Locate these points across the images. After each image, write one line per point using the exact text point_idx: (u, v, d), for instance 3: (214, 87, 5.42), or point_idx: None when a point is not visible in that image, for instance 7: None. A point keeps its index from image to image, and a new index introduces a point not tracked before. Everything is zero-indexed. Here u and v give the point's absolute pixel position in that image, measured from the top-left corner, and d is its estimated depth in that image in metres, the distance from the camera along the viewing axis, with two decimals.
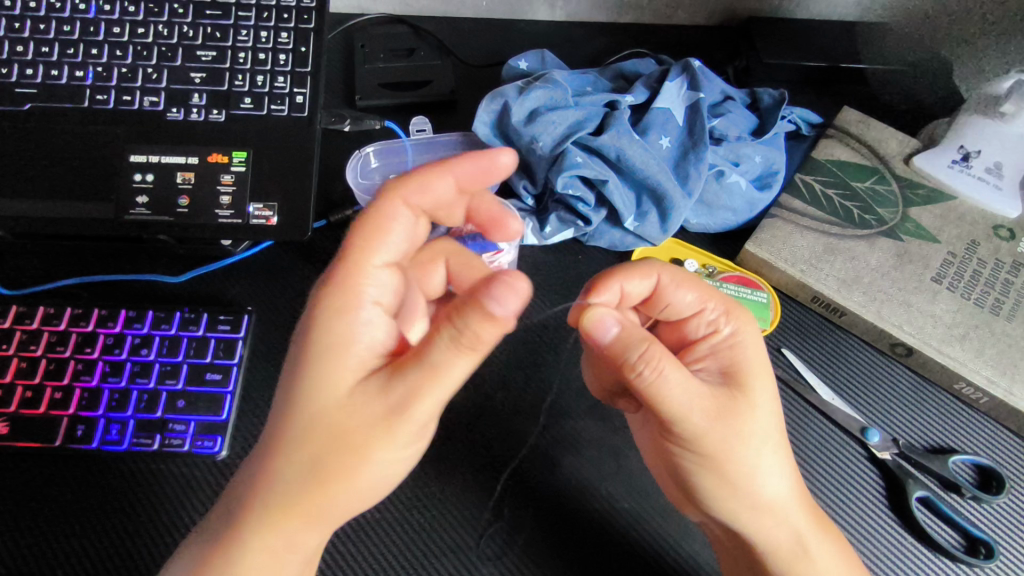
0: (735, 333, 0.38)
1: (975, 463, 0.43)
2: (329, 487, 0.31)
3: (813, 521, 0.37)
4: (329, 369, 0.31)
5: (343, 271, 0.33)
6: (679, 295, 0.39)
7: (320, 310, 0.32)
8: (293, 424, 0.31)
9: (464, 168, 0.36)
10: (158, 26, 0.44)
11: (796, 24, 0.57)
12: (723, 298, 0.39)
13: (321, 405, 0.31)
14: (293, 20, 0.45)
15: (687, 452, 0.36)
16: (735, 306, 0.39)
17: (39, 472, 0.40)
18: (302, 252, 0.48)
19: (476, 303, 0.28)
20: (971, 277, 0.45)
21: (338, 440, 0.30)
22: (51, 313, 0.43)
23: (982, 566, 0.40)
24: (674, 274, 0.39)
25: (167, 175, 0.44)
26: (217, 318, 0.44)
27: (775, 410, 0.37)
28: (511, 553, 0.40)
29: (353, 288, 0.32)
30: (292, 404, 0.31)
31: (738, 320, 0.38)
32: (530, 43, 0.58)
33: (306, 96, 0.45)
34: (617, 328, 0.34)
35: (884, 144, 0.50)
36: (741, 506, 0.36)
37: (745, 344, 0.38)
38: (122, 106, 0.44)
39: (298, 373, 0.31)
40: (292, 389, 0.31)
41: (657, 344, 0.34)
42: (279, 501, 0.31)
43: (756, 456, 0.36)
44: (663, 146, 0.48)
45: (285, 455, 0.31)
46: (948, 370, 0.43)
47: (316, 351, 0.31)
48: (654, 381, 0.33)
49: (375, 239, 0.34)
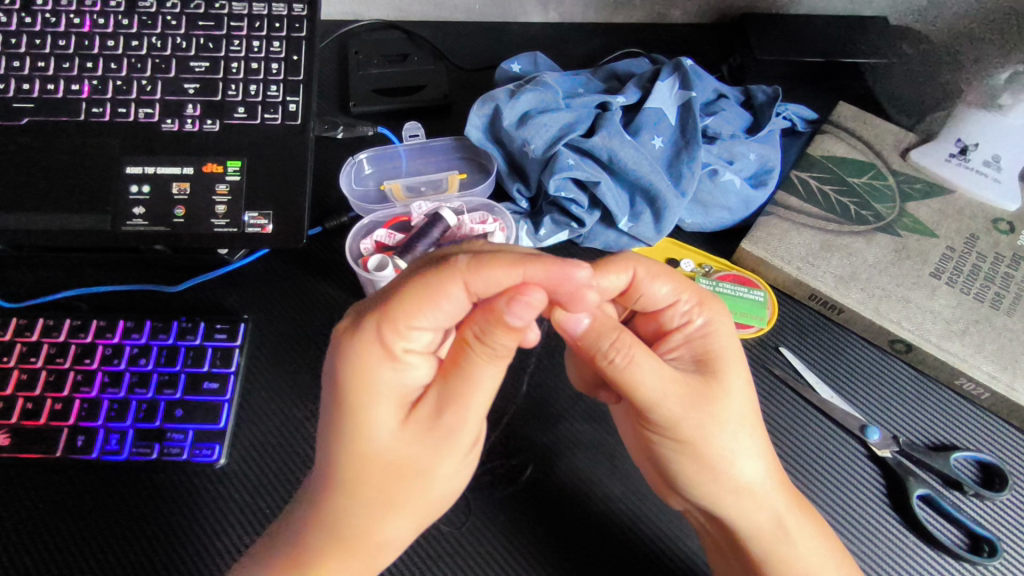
0: (708, 323, 0.38)
1: (978, 460, 0.42)
2: (391, 514, 0.32)
3: (792, 503, 0.37)
4: (370, 416, 0.30)
5: (373, 329, 0.30)
6: (655, 290, 0.38)
7: (346, 364, 0.31)
8: (347, 469, 0.31)
9: (536, 268, 0.31)
10: (152, 38, 0.44)
11: (791, 18, 0.57)
12: (697, 290, 0.39)
13: (367, 449, 0.31)
14: (285, 29, 0.45)
15: (664, 439, 0.36)
16: (709, 297, 0.39)
17: (40, 481, 0.40)
18: (299, 260, 0.49)
19: (499, 321, 0.29)
20: (970, 271, 0.44)
21: (393, 471, 0.31)
22: (51, 325, 0.43)
23: (985, 564, 0.40)
24: (652, 267, 0.37)
25: (162, 186, 0.44)
26: (214, 327, 0.44)
27: (749, 396, 0.37)
28: (509, 558, 0.39)
29: (383, 343, 0.30)
30: (341, 451, 0.31)
31: (709, 310, 0.39)
32: (523, 44, 0.58)
33: (299, 104, 0.45)
34: (589, 320, 0.34)
35: (881, 139, 0.50)
36: (721, 491, 0.36)
37: (718, 333, 0.38)
38: (117, 118, 0.44)
39: (339, 418, 0.31)
40: (338, 435, 0.31)
41: (628, 332, 0.34)
42: (352, 535, 0.32)
43: (733, 440, 0.36)
44: (657, 146, 0.48)
45: (346, 495, 0.31)
46: (949, 366, 0.43)
47: (356, 399, 0.30)
48: (627, 368, 0.33)
49: (409, 301, 0.30)
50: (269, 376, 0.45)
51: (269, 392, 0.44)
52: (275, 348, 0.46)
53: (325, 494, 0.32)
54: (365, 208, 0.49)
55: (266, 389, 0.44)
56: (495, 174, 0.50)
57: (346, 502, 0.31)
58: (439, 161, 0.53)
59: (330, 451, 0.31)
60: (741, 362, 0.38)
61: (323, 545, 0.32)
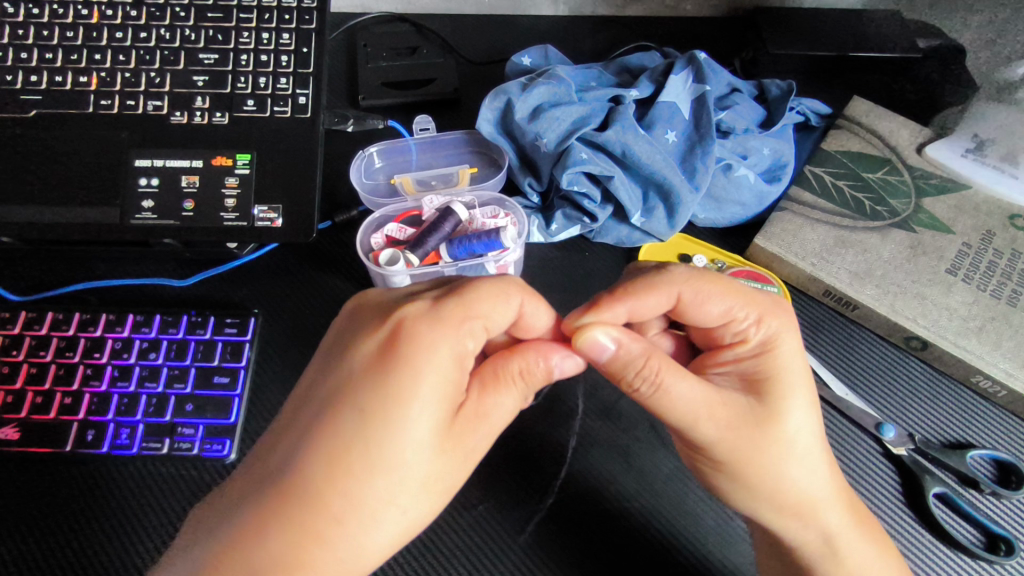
0: (770, 340, 0.36)
1: (995, 459, 0.42)
2: (389, 529, 0.29)
3: (852, 522, 0.36)
4: (413, 415, 0.29)
5: (453, 317, 0.32)
6: (702, 309, 0.37)
7: (413, 346, 0.30)
8: (359, 459, 0.28)
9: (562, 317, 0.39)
10: (160, 30, 0.44)
11: (803, 12, 0.56)
12: (758, 305, 0.37)
13: (394, 448, 0.29)
14: (294, 21, 0.45)
15: (703, 456, 0.36)
16: (769, 312, 0.37)
17: (49, 476, 0.40)
18: (308, 254, 0.48)
19: (548, 370, 0.34)
20: (987, 268, 0.44)
21: (412, 485, 0.29)
22: (60, 319, 0.43)
23: (1003, 563, 0.39)
24: (698, 289, 0.37)
25: (172, 179, 0.44)
26: (224, 321, 0.44)
27: (814, 414, 0.36)
28: (521, 558, 0.39)
29: (452, 336, 0.31)
30: (367, 436, 0.29)
31: (772, 326, 0.36)
32: (533, 37, 0.58)
33: (309, 96, 0.45)
34: (614, 347, 0.34)
35: (897, 134, 0.49)
36: (778, 509, 0.35)
37: (779, 354, 0.36)
38: (126, 110, 0.44)
39: (386, 412, 0.29)
40: (375, 431, 0.29)
41: (656, 357, 0.33)
42: (329, 537, 0.29)
43: (782, 465, 0.34)
44: (670, 140, 0.48)
45: (355, 500, 0.29)
46: (964, 363, 0.42)
47: (405, 391, 0.29)
48: (653, 395, 0.34)
49: (484, 300, 0.33)
50: (280, 370, 0.44)
51: (279, 385, 0.44)
52: (285, 342, 0.45)
53: (317, 482, 0.28)
54: (375, 203, 0.49)
55: (277, 383, 0.44)
56: (506, 168, 0.50)
57: (343, 497, 0.29)
58: (449, 156, 0.53)
59: (356, 448, 0.29)
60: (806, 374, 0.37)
61: (294, 536, 0.28)
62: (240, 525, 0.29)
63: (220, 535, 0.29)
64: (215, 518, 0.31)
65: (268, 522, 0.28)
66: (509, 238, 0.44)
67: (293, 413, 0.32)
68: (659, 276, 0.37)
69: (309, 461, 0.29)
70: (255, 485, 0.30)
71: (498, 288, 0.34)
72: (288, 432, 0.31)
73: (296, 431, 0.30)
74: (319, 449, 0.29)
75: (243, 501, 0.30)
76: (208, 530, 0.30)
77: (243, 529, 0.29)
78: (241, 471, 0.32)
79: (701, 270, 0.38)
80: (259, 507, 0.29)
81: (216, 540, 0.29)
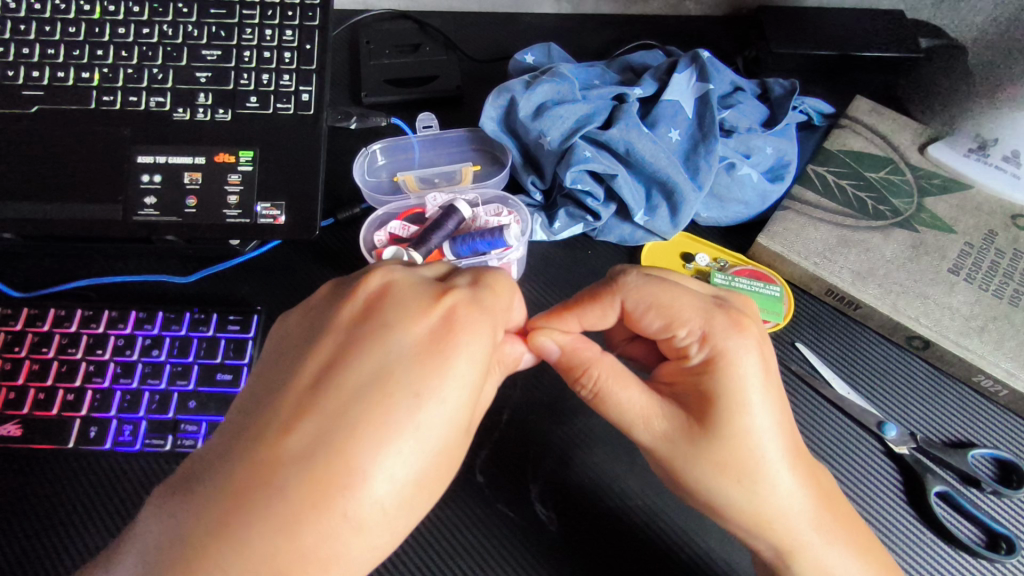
0: (714, 357, 0.34)
1: (997, 457, 0.42)
2: (414, 516, 0.28)
3: (822, 533, 0.35)
4: (462, 401, 0.28)
5: (493, 306, 0.32)
6: (647, 319, 0.38)
7: (464, 332, 0.29)
8: (409, 446, 0.27)
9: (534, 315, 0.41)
10: (163, 26, 0.44)
11: (805, 11, 0.56)
12: (703, 321, 0.35)
13: (443, 434, 0.28)
14: (298, 17, 0.45)
15: (654, 462, 0.37)
16: (713, 331, 0.35)
17: (47, 473, 0.40)
18: (310, 251, 0.48)
19: (512, 367, 0.38)
20: (989, 268, 0.44)
21: (447, 470, 0.29)
22: (62, 315, 0.43)
23: (1004, 561, 0.40)
24: (639, 303, 0.37)
25: (175, 175, 0.43)
26: (227, 318, 0.44)
27: (781, 428, 0.34)
28: (524, 555, 0.39)
29: (493, 325, 0.31)
30: (419, 420, 0.27)
31: (718, 343, 0.35)
32: (536, 35, 0.58)
33: (312, 94, 0.45)
34: (557, 351, 0.37)
35: (899, 133, 0.49)
36: (758, 520, 0.34)
37: (721, 373, 0.34)
38: (128, 106, 0.44)
39: (445, 398, 0.28)
40: (431, 415, 0.27)
41: (597, 364, 0.36)
42: (359, 524, 0.26)
43: (733, 484, 0.34)
44: (673, 139, 0.48)
45: (402, 487, 0.27)
46: (967, 363, 0.43)
47: (457, 378, 0.28)
48: (592, 398, 0.37)
49: (506, 292, 0.33)
50: None
51: None
52: None
53: (359, 466, 0.26)
54: (378, 200, 0.49)
55: None
56: (509, 166, 0.50)
57: (385, 483, 0.27)
58: (452, 154, 0.53)
59: (410, 434, 0.27)
60: (774, 384, 0.35)
61: (327, 523, 0.26)
62: (261, 517, 0.25)
63: (220, 529, 0.25)
64: (202, 506, 0.26)
65: (302, 512, 0.25)
66: (512, 236, 0.44)
67: (315, 389, 0.28)
68: (606, 286, 0.38)
69: (354, 444, 0.26)
70: (268, 473, 0.26)
71: (512, 283, 0.34)
72: (312, 412, 0.27)
73: (327, 412, 0.27)
74: (368, 433, 0.26)
75: (250, 490, 0.26)
76: (200, 521, 0.26)
77: (264, 519, 0.25)
78: (230, 450, 0.27)
79: (654, 280, 0.37)
80: (284, 497, 0.25)
81: (220, 536, 0.25)
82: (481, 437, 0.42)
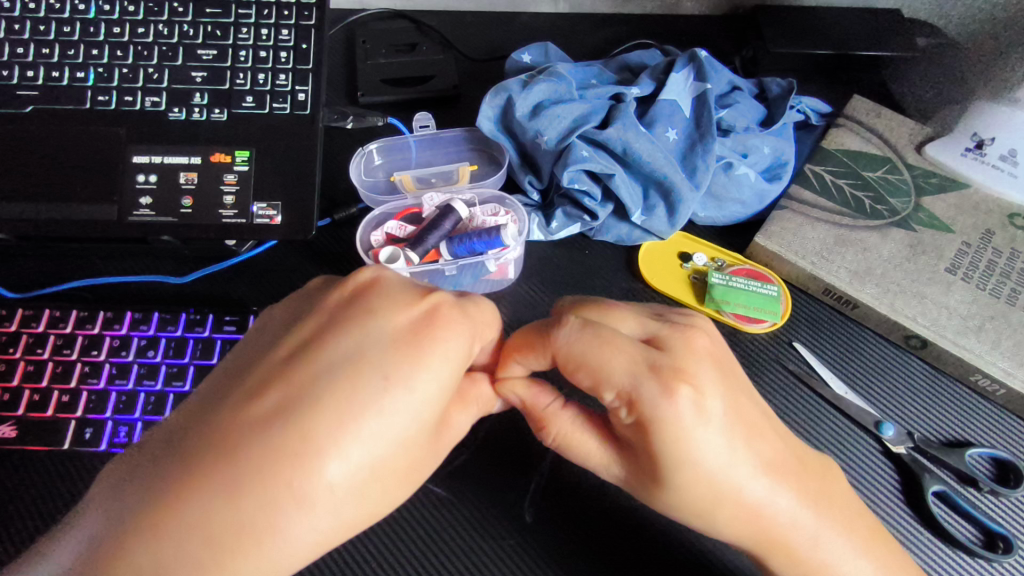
0: (642, 421, 0.30)
1: (993, 456, 0.42)
2: (371, 504, 0.28)
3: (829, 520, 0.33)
4: (426, 392, 0.28)
5: (479, 318, 0.32)
6: (578, 376, 0.33)
7: (443, 330, 0.29)
8: (371, 427, 0.26)
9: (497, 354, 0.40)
10: (158, 26, 0.44)
11: (803, 11, 0.56)
12: (630, 380, 0.30)
13: (403, 425, 0.27)
14: (293, 16, 0.45)
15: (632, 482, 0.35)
16: (639, 399, 0.30)
17: (36, 475, 0.39)
18: (306, 252, 0.48)
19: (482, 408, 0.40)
20: (986, 267, 0.44)
21: (407, 462, 0.28)
22: (57, 317, 0.43)
23: (1001, 561, 0.40)
24: (571, 356, 0.32)
25: (170, 176, 0.43)
26: (224, 318, 0.43)
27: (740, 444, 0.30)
28: (522, 555, 0.39)
29: (474, 332, 0.31)
30: (378, 407, 0.26)
31: (644, 411, 0.30)
32: (533, 34, 0.58)
33: (308, 93, 0.45)
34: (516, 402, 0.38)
35: (897, 132, 0.49)
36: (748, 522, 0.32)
37: (657, 437, 0.30)
38: (123, 106, 0.44)
39: (413, 387, 0.27)
40: (394, 402, 0.27)
41: (551, 421, 0.37)
42: (305, 502, 0.26)
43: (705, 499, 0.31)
44: (670, 138, 0.48)
45: (357, 469, 0.26)
46: (965, 362, 0.43)
47: (426, 371, 0.28)
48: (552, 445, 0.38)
49: (491, 318, 0.34)
50: None
51: None
52: None
53: (313, 440, 0.26)
54: (375, 200, 0.49)
55: None
56: (506, 166, 0.50)
57: (335, 463, 0.26)
58: (448, 153, 0.53)
59: (373, 416, 0.26)
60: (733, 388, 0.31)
61: (271, 494, 0.25)
62: (208, 479, 0.25)
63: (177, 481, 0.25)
64: (166, 463, 0.26)
65: (251, 476, 0.25)
66: (509, 237, 0.44)
67: (293, 362, 0.28)
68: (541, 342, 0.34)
69: (315, 414, 0.26)
70: (230, 432, 0.26)
71: (495, 315, 0.34)
72: (283, 382, 0.27)
73: (298, 383, 0.27)
74: (331, 407, 0.26)
75: (211, 449, 0.26)
76: (162, 475, 0.26)
77: (212, 478, 0.25)
78: (209, 411, 0.28)
79: (585, 333, 0.32)
80: (233, 460, 0.25)
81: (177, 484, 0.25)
82: (477, 439, 0.42)
